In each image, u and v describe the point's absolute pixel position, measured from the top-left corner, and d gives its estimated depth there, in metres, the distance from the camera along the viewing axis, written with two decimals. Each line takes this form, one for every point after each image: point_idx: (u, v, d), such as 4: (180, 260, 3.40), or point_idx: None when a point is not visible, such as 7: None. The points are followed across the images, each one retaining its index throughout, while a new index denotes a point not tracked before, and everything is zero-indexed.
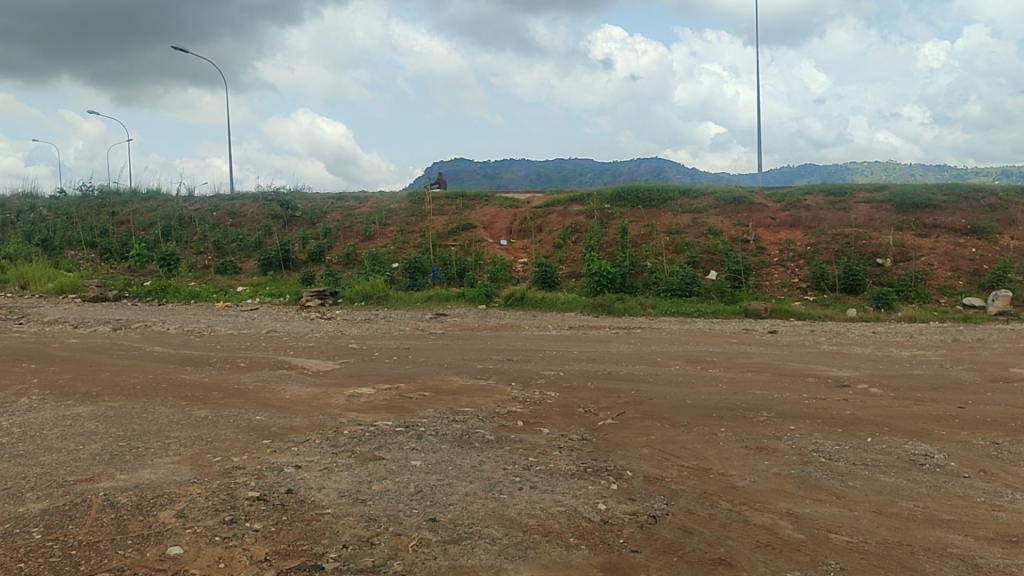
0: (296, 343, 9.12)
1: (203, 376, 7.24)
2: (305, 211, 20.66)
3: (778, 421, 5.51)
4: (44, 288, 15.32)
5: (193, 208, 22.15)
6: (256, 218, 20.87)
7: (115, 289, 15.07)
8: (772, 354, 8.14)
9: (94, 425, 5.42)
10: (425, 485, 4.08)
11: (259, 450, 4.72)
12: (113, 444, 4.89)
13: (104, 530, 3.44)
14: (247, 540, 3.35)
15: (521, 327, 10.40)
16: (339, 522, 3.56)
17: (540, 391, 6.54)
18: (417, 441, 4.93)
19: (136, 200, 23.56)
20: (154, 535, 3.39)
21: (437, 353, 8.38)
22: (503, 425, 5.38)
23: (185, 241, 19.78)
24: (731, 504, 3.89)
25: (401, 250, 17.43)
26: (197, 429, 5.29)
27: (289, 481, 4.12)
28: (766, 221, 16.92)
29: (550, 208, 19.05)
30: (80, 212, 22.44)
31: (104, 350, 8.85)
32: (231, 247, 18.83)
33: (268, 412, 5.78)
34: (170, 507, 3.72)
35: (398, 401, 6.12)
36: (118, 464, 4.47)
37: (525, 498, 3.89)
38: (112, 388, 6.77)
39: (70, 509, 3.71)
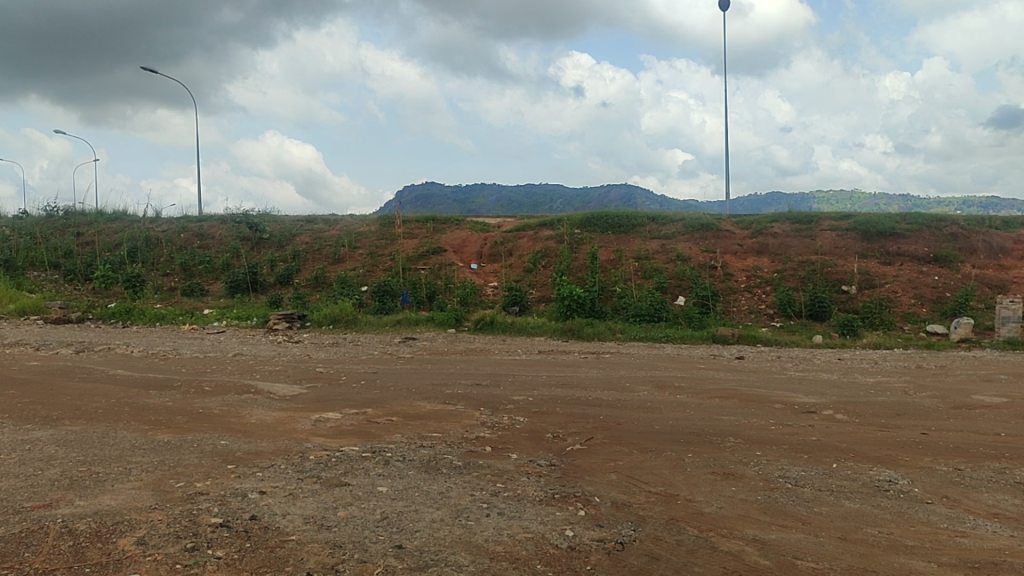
0: (263, 367, 9.05)
1: (167, 401, 7.12)
2: (274, 234, 20.53)
3: (745, 447, 5.54)
4: (5, 310, 15.02)
5: (160, 230, 21.92)
6: (224, 241, 20.68)
7: (78, 310, 14.82)
8: (739, 380, 8.17)
9: (53, 450, 5.31)
10: (391, 511, 4.04)
11: (223, 476, 4.66)
12: (72, 470, 4.79)
13: (62, 559, 3.37)
14: (209, 567, 3.29)
15: (490, 351, 10.39)
16: (304, 548, 3.52)
17: (509, 416, 6.52)
18: (383, 466, 4.90)
19: (101, 221, 23.27)
20: (112, 563, 3.33)
21: (405, 377, 8.31)
22: (471, 450, 5.36)
23: (152, 263, 19.53)
24: (698, 531, 3.90)
25: (371, 273, 17.38)
26: (160, 454, 5.21)
27: (253, 507, 4.06)
28: (733, 248, 17.11)
29: (520, 233, 19.09)
30: (44, 233, 22.09)
31: (65, 373, 8.67)
32: (198, 269, 18.63)
33: (233, 436, 5.71)
34: (129, 534, 3.66)
35: (364, 427, 6.06)
36: (77, 490, 4.37)
37: (492, 524, 3.87)
38: (73, 411, 6.65)
39: (27, 536, 3.63)
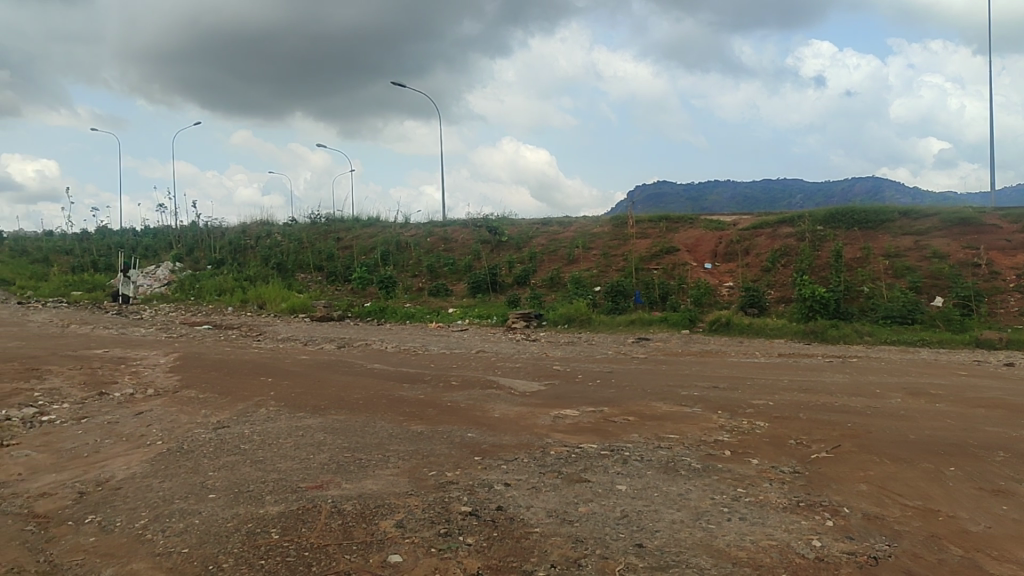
0: (503, 363, 9.42)
1: (418, 394, 7.60)
2: (512, 236, 21.27)
3: (1016, 462, 5.05)
4: (278, 308, 16.68)
5: (409, 234, 23.39)
6: (466, 243, 21.70)
7: (339, 309, 16.18)
8: (1009, 389, 7.43)
9: (323, 436, 5.88)
10: (632, 510, 4.08)
11: (471, 467, 4.91)
12: (339, 454, 5.28)
13: (332, 535, 3.75)
14: (461, 552, 3.50)
15: (727, 353, 10.17)
16: (547, 541, 3.64)
17: (748, 421, 6.34)
18: (622, 465, 4.95)
19: (358, 227, 25.22)
20: (376, 542, 3.66)
21: (641, 377, 8.33)
22: (710, 453, 5.28)
23: (401, 265, 20.87)
24: (962, 550, 3.61)
25: (605, 273, 17.54)
26: (414, 443, 5.59)
27: (499, 498, 4.25)
28: (999, 244, 15.57)
29: (757, 231, 18.48)
30: (310, 238, 24.25)
31: (330, 366, 9.50)
32: (443, 271, 19.68)
33: (478, 429, 6.00)
34: (389, 516, 3.97)
35: (602, 425, 6.15)
36: (344, 473, 4.81)
37: (735, 529, 3.80)
38: (338, 401, 7.29)
39: (303, 514, 4.09)
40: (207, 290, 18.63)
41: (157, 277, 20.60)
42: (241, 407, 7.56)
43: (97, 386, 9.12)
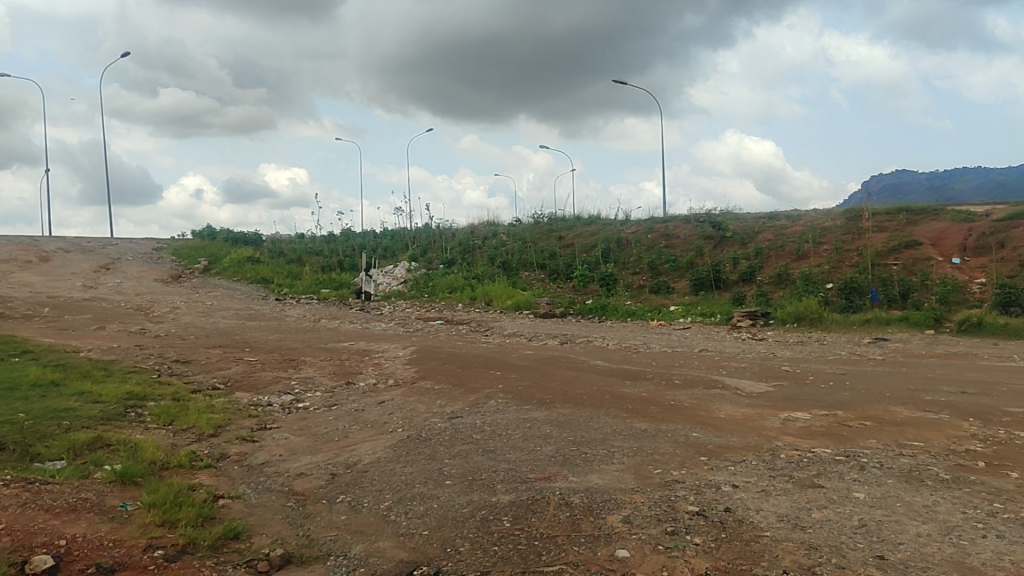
0: (728, 362, 9.21)
1: (641, 391, 7.60)
2: (736, 232, 20.71)
3: None
4: (504, 304, 17.26)
5: (630, 231, 23.40)
6: (688, 240, 21.38)
7: (562, 306, 16.52)
8: None
9: (548, 430, 6.12)
10: (872, 520, 3.87)
11: (697, 467, 4.87)
12: (565, 448, 5.48)
13: (561, 527, 3.92)
14: (689, 552, 3.49)
15: (979, 355, 9.34)
16: (778, 546, 3.54)
17: (1005, 430, 5.80)
18: (859, 472, 4.70)
19: (579, 225, 25.56)
20: (604, 536, 3.75)
21: (879, 380, 7.85)
22: (960, 464, 4.89)
23: (622, 262, 20.91)
24: None
25: (836, 269, 16.66)
26: (638, 440, 5.63)
27: (727, 500, 4.18)
28: None
29: (1013, 221, 16.80)
30: (534, 237, 24.87)
31: (554, 362, 9.74)
32: (665, 267, 19.52)
33: (704, 429, 5.92)
34: (616, 512, 4.05)
35: (836, 429, 5.87)
36: (570, 466, 5.00)
37: (990, 547, 3.51)
38: (563, 396, 7.47)
39: (533, 504, 4.32)
40: (438, 287, 19.60)
41: (393, 275, 21.95)
42: (472, 399, 7.92)
43: (345, 376, 9.92)
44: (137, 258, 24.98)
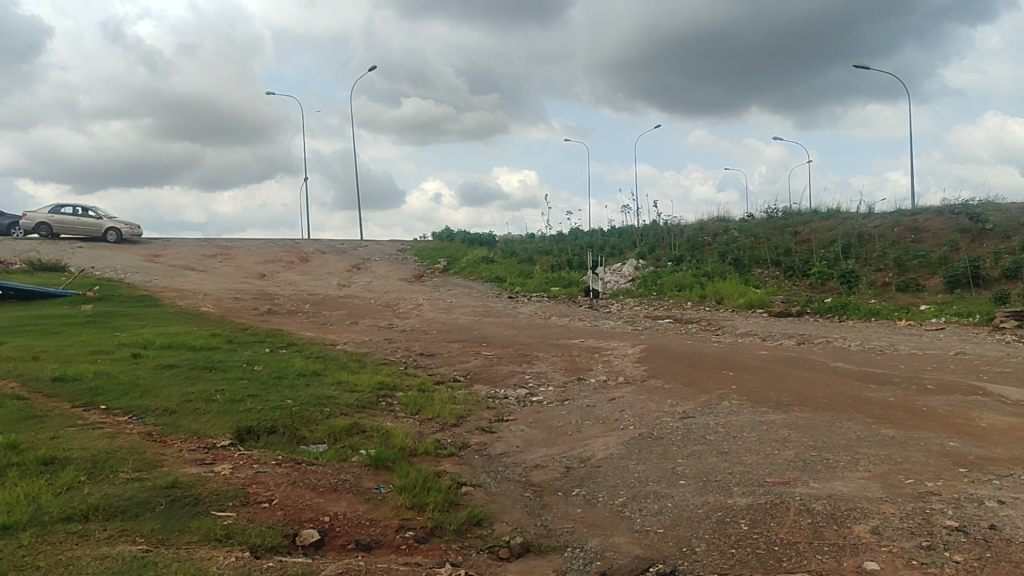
0: (989, 367, 8.44)
1: (888, 395, 7.15)
2: (998, 224, 18.86)
3: None
4: (736, 303, 16.80)
5: (873, 225, 21.97)
6: (940, 234, 19.76)
7: (798, 305, 15.84)
8: None
9: (786, 433, 5.98)
10: None
11: (956, 479, 4.51)
12: (805, 453, 5.38)
13: (803, 534, 3.85)
14: (946, 569, 3.29)
15: None
16: None
17: None
18: None
19: (817, 220, 24.36)
20: (849, 546, 3.63)
21: None
22: None
23: (865, 258, 19.67)
24: None
25: None
26: (886, 447, 5.33)
27: (992, 516, 3.85)
28: None
29: None
30: (767, 232, 24.00)
31: (790, 362, 9.38)
32: (913, 263, 18.16)
33: (961, 438, 5.48)
34: (864, 522, 3.91)
35: None
36: (811, 472, 4.93)
37: None
38: (801, 399, 7.19)
39: (771, 508, 4.31)
40: (667, 285, 19.42)
41: (622, 273, 22.00)
42: (705, 398, 7.82)
43: (577, 372, 10.11)
44: (383, 258, 26.76)
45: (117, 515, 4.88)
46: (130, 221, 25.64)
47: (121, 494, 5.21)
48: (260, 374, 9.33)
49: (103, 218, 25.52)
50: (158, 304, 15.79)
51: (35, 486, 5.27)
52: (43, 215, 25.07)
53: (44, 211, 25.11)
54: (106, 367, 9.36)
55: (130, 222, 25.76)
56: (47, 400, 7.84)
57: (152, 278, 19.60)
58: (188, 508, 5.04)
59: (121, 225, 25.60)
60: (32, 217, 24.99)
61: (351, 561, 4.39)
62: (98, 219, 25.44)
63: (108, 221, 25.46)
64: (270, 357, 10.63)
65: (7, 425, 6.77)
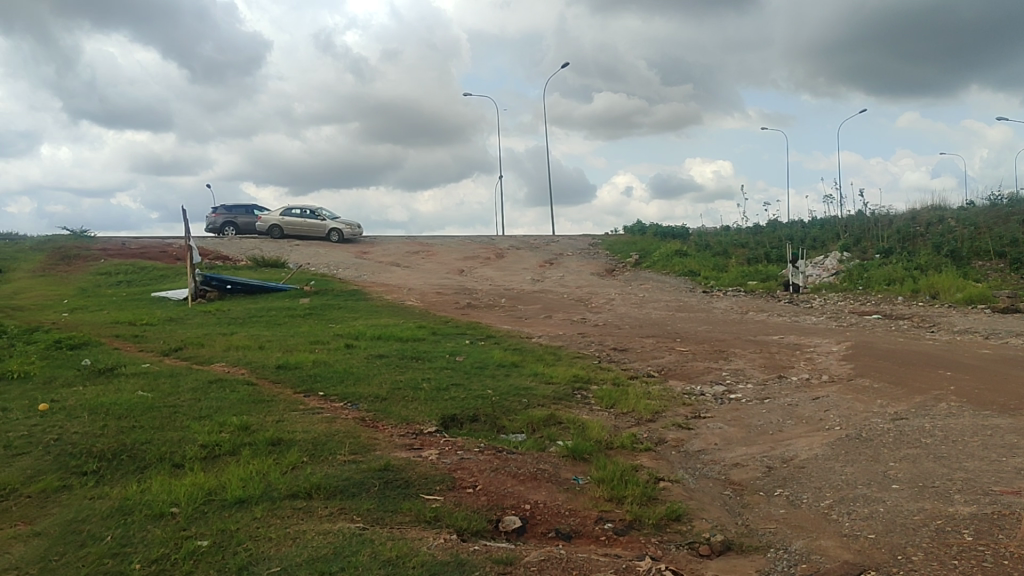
0: None
1: None
2: None
3: None
4: (953, 298, 15.64)
5: None
6: None
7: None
8: None
9: (1013, 440, 5.64)
10: None
11: None
12: None
13: None
14: None
15: None
16: None
17: None
18: None
19: None
20: None
21: None
22: None
23: None
24: None
25: None
26: None
27: None
28: None
29: None
30: (990, 221, 22.10)
31: (1016, 363, 8.67)
32: None
33: None
34: None
35: None
36: None
37: None
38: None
39: (999, 518, 4.19)
40: (875, 278, 18.35)
41: (825, 266, 21.00)
42: (918, 399, 7.38)
43: (777, 369, 9.80)
44: (576, 253, 27.01)
45: (337, 494, 5.27)
46: (351, 222, 27.21)
47: (340, 474, 5.61)
48: (461, 364, 9.72)
49: (327, 219, 27.33)
50: (367, 298, 16.77)
51: (266, 464, 5.78)
52: (276, 218, 27.32)
53: (276, 214, 27.42)
54: (324, 356, 10.10)
55: (351, 222, 27.33)
56: (273, 385, 8.56)
57: (361, 274, 20.85)
58: (400, 490, 5.36)
59: (343, 226, 27.26)
60: (267, 219, 27.30)
61: (552, 549, 4.52)
62: (322, 220, 27.26)
63: (331, 224, 27.19)
64: (470, 348, 11.05)
65: (242, 407, 7.47)
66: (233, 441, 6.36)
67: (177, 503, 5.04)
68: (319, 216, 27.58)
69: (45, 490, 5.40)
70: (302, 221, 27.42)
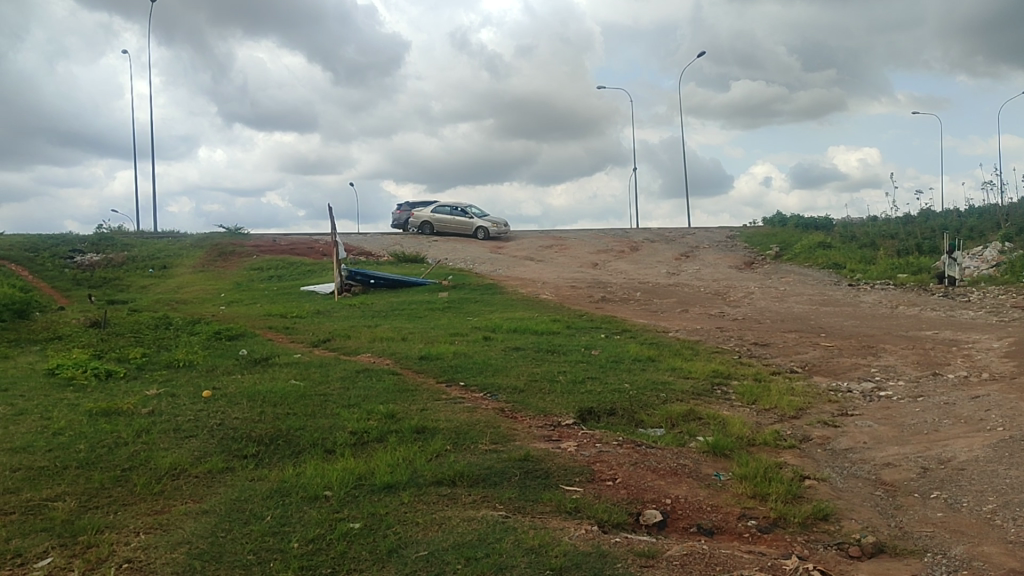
0: None
1: None
2: None
3: None
4: None
5: None
6: None
7: None
8: None
9: None
10: None
11: None
12: None
13: None
14: None
15: None
16: None
17: None
18: None
19: None
20: None
21: None
22: None
23: None
24: None
25: None
26: None
27: None
28: None
29: None
30: None
31: None
32: None
33: None
34: None
35: None
36: None
37: None
38: None
39: None
40: None
41: (983, 258, 19.75)
42: None
43: (932, 366, 9.33)
44: (713, 245, 26.46)
45: (480, 482, 5.40)
46: (496, 219, 27.18)
47: (482, 463, 5.75)
48: (598, 358, 9.74)
49: (474, 217, 27.59)
50: (503, 292, 17.01)
51: (411, 451, 5.99)
52: (428, 215, 28.14)
53: (428, 213, 28.25)
54: (463, 348, 10.32)
55: (497, 220, 27.31)
56: (416, 375, 8.84)
57: (496, 268, 21.16)
58: (540, 480, 5.45)
59: (489, 224, 27.33)
60: (419, 216, 28.17)
61: (695, 544, 4.49)
62: (469, 219, 27.57)
63: (477, 221, 27.41)
64: (607, 342, 11.04)
65: (388, 396, 7.76)
66: (380, 428, 6.62)
67: (330, 487, 5.29)
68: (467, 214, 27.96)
69: (210, 471, 5.78)
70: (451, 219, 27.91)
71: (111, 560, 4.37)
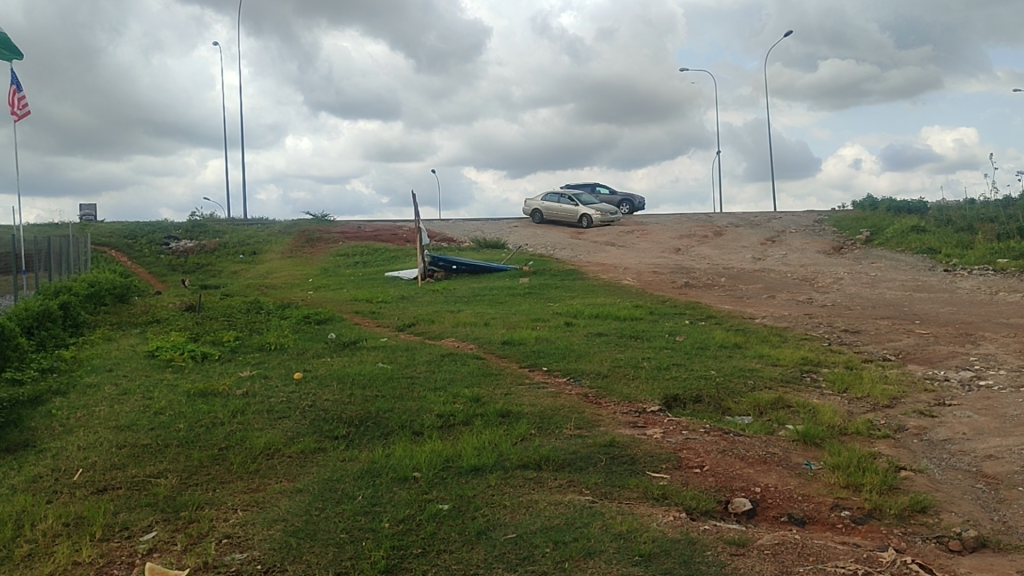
0: None
1: None
2: None
3: None
4: None
5: None
6: None
7: None
8: None
9: None
10: None
11: None
12: None
13: None
14: None
15: None
16: None
17: None
18: None
19: None
20: None
21: None
22: None
23: None
24: None
25: None
26: None
27: None
28: None
29: None
30: None
31: None
32: None
33: None
34: None
35: None
36: None
37: None
38: None
39: None
40: None
41: None
42: None
43: None
44: (800, 230, 25.82)
45: (565, 467, 5.42)
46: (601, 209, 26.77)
47: (567, 447, 5.76)
48: (682, 344, 9.63)
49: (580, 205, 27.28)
50: (585, 278, 16.96)
51: (496, 435, 6.04)
52: (538, 202, 28.14)
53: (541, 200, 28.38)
54: (547, 333, 10.34)
55: (602, 209, 26.87)
56: (500, 360, 8.90)
57: (576, 254, 21.10)
58: (626, 466, 5.43)
59: (595, 212, 26.95)
60: (531, 203, 28.23)
61: (786, 533, 4.41)
62: (574, 207, 27.29)
63: (582, 209, 27.03)
64: (691, 328, 10.91)
65: (472, 380, 7.84)
66: (466, 411, 6.69)
67: (419, 468, 5.37)
68: (576, 202, 27.71)
69: (303, 451, 5.94)
70: (560, 207, 27.74)
71: (211, 536, 4.54)
